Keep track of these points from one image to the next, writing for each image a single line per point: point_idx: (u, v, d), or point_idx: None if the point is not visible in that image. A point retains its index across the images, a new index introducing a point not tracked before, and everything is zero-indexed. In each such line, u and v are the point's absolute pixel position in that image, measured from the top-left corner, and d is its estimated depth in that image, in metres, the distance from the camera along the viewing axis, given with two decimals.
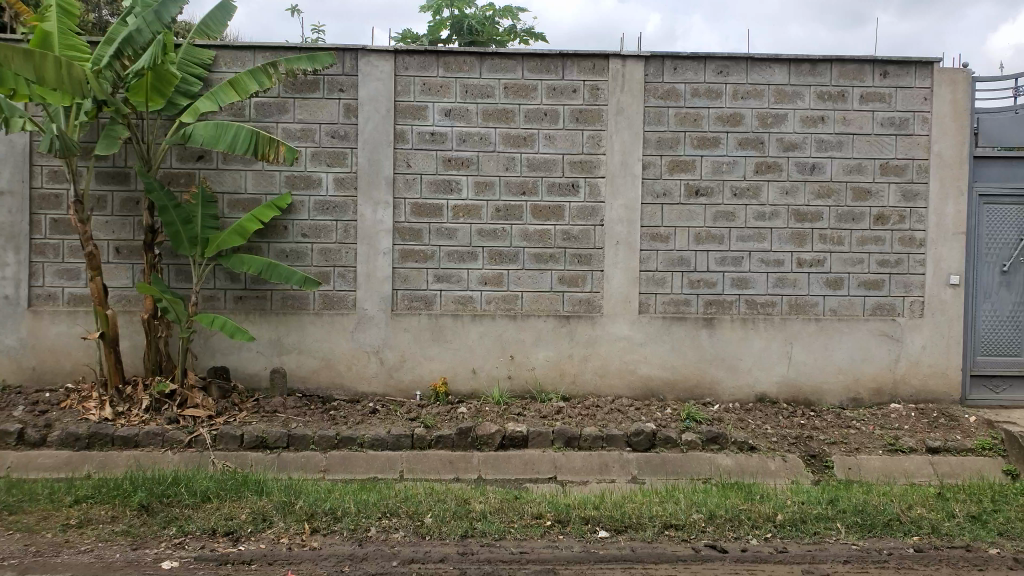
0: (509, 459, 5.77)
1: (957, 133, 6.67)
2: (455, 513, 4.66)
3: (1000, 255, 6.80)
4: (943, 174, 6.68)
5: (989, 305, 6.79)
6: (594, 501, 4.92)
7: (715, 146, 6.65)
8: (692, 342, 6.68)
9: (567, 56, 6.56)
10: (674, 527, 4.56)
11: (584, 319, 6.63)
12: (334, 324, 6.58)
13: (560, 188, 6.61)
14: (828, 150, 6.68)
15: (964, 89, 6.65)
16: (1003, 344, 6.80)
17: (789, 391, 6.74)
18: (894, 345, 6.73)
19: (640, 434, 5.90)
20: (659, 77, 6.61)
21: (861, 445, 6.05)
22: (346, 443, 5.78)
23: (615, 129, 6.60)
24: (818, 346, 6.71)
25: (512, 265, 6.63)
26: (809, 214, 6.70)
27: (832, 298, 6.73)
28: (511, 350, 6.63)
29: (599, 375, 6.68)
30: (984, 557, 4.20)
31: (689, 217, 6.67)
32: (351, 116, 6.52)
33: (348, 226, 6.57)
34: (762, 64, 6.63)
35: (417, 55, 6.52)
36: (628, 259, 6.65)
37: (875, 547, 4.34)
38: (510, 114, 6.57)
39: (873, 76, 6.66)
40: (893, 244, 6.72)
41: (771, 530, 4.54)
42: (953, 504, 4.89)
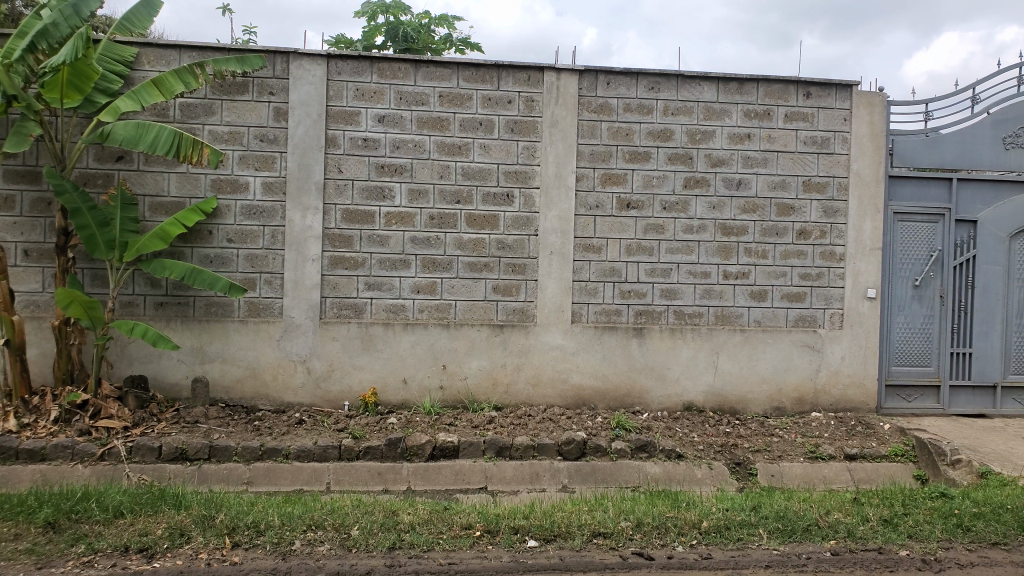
0: (439, 470, 5.73)
1: (873, 154, 6.97)
2: (383, 525, 4.60)
3: (913, 270, 7.11)
4: (860, 192, 6.97)
5: (902, 318, 7.10)
6: (524, 511, 4.93)
7: (647, 160, 6.78)
8: (623, 352, 6.77)
9: (503, 67, 6.60)
10: (602, 535, 4.60)
11: (518, 329, 6.65)
12: (260, 332, 6.43)
13: (495, 197, 6.63)
14: (754, 167, 6.89)
15: (881, 111, 6.96)
16: (915, 355, 7.12)
17: (715, 400, 6.89)
18: (815, 356, 6.97)
19: (571, 443, 5.94)
20: (592, 91, 6.71)
21: (783, 452, 6.23)
22: (271, 455, 5.64)
23: (550, 141, 6.66)
24: (743, 356, 6.90)
25: (446, 273, 6.59)
26: (736, 229, 6.89)
27: (757, 309, 6.93)
28: (443, 359, 6.59)
29: (531, 385, 6.70)
30: (895, 559, 4.38)
31: (621, 230, 6.78)
32: (281, 120, 6.40)
33: (276, 232, 6.43)
34: (692, 81, 6.80)
35: (350, 60, 6.44)
36: (562, 269, 6.70)
37: (795, 551, 4.47)
38: (444, 122, 6.55)
39: (797, 96, 6.91)
40: (815, 258, 6.97)
41: (696, 536, 4.63)
42: (868, 508, 5.08)
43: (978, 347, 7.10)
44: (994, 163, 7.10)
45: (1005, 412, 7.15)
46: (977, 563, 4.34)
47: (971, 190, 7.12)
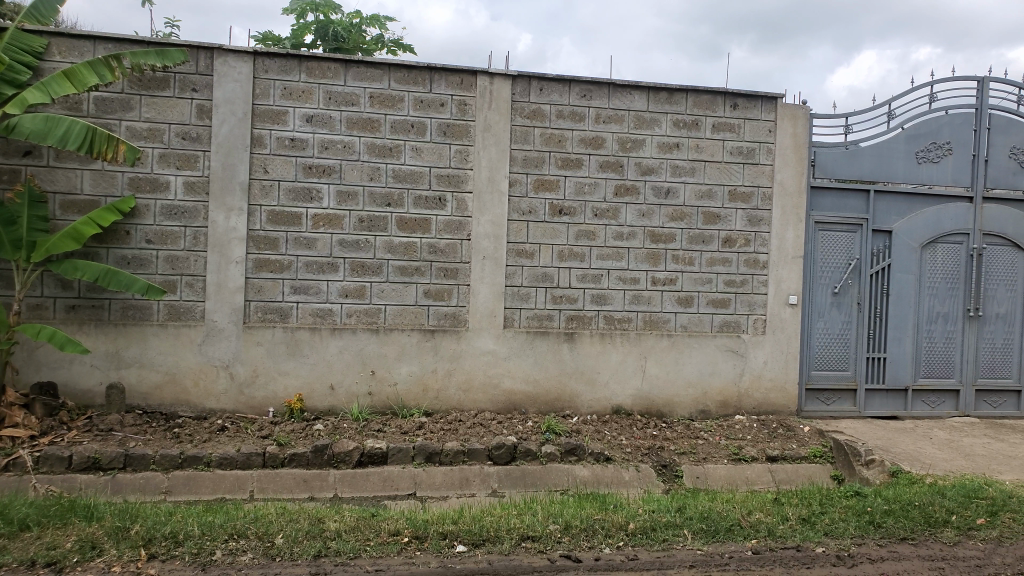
0: (368, 476, 5.65)
1: (796, 165, 7.22)
2: (309, 532, 4.51)
3: (832, 278, 7.40)
4: (783, 202, 7.21)
5: (822, 323, 7.37)
6: (452, 516, 4.91)
7: (578, 167, 6.86)
8: (553, 356, 6.82)
9: (435, 70, 6.57)
10: (530, 539, 4.62)
11: (449, 333, 6.63)
12: (181, 337, 6.23)
13: (426, 201, 6.59)
14: (682, 176, 7.05)
15: (803, 124, 7.22)
16: (833, 359, 7.40)
17: (643, 404, 7.01)
18: (739, 360, 7.17)
19: (501, 448, 5.94)
20: (525, 96, 6.75)
21: (708, 455, 6.39)
22: (191, 463, 5.47)
23: (483, 145, 6.67)
24: (670, 360, 7.04)
25: (375, 277, 6.52)
26: (664, 236, 7.04)
27: (683, 315, 7.09)
28: (372, 365, 6.51)
29: (462, 390, 6.68)
30: (811, 556, 4.54)
31: (552, 235, 6.83)
32: (204, 118, 6.22)
33: (198, 233, 6.25)
34: (623, 90, 6.91)
35: (278, 58, 6.31)
36: (494, 274, 6.71)
37: (718, 551, 4.58)
38: (375, 124, 6.49)
39: (724, 107, 7.10)
40: (739, 265, 7.18)
41: (623, 538, 4.69)
42: (787, 508, 5.25)
43: (892, 352, 7.44)
44: (907, 177, 7.46)
45: (915, 414, 7.51)
46: (887, 558, 4.53)
47: (887, 202, 7.45)
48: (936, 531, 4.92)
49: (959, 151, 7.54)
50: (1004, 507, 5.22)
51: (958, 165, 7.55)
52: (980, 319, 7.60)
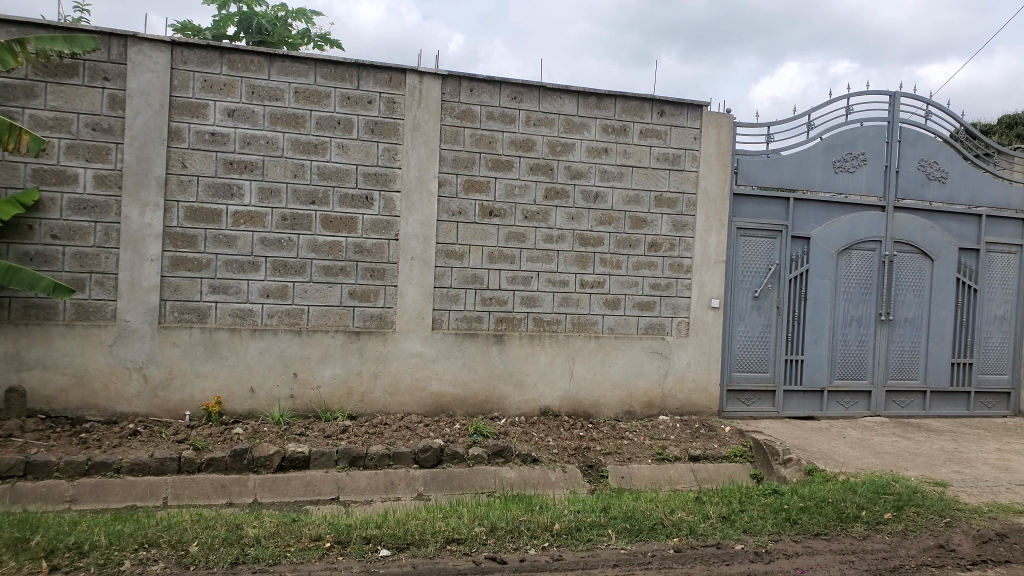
0: (289, 481, 5.52)
1: (720, 172, 7.41)
2: (225, 539, 4.36)
3: (753, 282, 7.62)
4: (707, 208, 7.38)
5: (743, 326, 7.58)
6: (376, 520, 4.84)
7: (509, 169, 6.86)
8: (482, 358, 6.80)
9: (363, 67, 6.47)
10: (455, 542, 4.59)
11: (375, 335, 6.53)
12: (89, 337, 5.95)
13: (353, 200, 6.48)
14: (610, 180, 7.14)
15: (727, 132, 7.42)
16: (753, 361, 7.62)
17: (570, 405, 7.06)
18: (664, 362, 7.31)
19: (428, 451, 5.89)
20: (455, 96, 6.71)
21: (633, 454, 6.48)
22: (99, 470, 5.23)
23: (412, 144, 6.60)
24: (597, 362, 7.11)
25: (298, 277, 6.37)
26: (592, 239, 7.11)
27: (610, 317, 7.18)
28: (294, 367, 6.36)
29: (389, 393, 6.59)
30: (730, 553, 4.65)
31: (482, 236, 6.81)
32: (116, 109, 5.97)
33: (109, 229, 5.98)
34: (553, 94, 6.95)
35: (198, 49, 6.10)
36: (423, 275, 6.65)
37: (641, 550, 4.65)
38: (300, 120, 6.34)
39: (651, 114, 7.23)
40: (664, 269, 7.31)
41: (548, 539, 4.71)
42: (708, 506, 5.38)
43: (809, 354, 7.71)
44: (824, 185, 7.75)
45: (830, 414, 7.81)
46: (801, 553, 4.68)
47: (805, 210, 7.72)
48: (847, 527, 5.11)
49: (873, 162, 7.89)
50: (910, 501, 5.47)
51: (872, 175, 7.89)
52: (890, 322, 7.96)
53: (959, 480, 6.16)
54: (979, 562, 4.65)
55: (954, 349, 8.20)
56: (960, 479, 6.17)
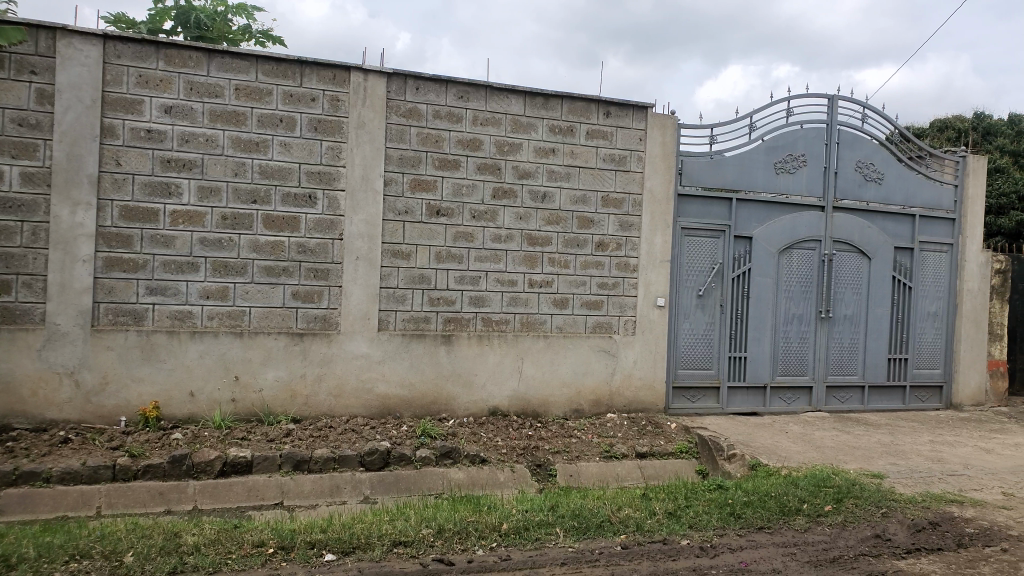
0: (231, 487, 5.39)
1: (665, 173, 7.50)
2: (163, 548, 4.23)
3: (697, 281, 7.73)
4: (653, 208, 7.47)
5: (688, 325, 7.70)
6: (321, 525, 4.76)
7: (456, 169, 6.82)
8: (429, 359, 6.75)
9: (306, 64, 6.36)
10: (402, 544, 4.54)
11: (319, 337, 6.43)
12: (16, 342, 5.72)
13: (295, 198, 6.36)
14: (558, 180, 7.16)
15: (671, 133, 7.52)
16: (698, 359, 7.74)
17: (519, 405, 7.06)
18: (611, 360, 7.36)
19: (374, 453, 5.82)
20: (401, 94, 6.65)
21: (581, 453, 6.51)
22: (27, 480, 5.03)
23: (356, 143, 6.51)
24: (546, 361, 7.13)
25: (239, 277, 6.23)
26: (540, 239, 7.12)
27: (558, 316, 7.21)
28: (236, 370, 6.22)
29: (334, 395, 6.49)
30: (676, 548, 4.71)
31: (429, 236, 6.76)
32: (45, 104, 5.75)
33: (37, 229, 5.76)
34: (499, 94, 6.94)
35: (132, 43, 5.92)
36: (368, 275, 6.57)
37: (589, 547, 4.67)
38: (241, 117, 6.20)
39: (597, 114, 7.28)
40: (611, 269, 7.38)
41: (496, 539, 4.70)
42: (655, 502, 5.43)
43: (752, 351, 7.87)
44: (766, 186, 7.92)
45: (773, 409, 7.98)
46: (745, 547, 4.77)
47: (748, 210, 7.88)
48: (789, 520, 5.22)
49: (812, 163, 8.09)
50: (849, 494, 5.62)
51: (811, 176, 8.09)
52: (829, 320, 8.17)
53: (895, 471, 6.35)
54: (913, 550, 4.80)
55: (890, 345, 8.47)
56: (896, 470, 6.37)
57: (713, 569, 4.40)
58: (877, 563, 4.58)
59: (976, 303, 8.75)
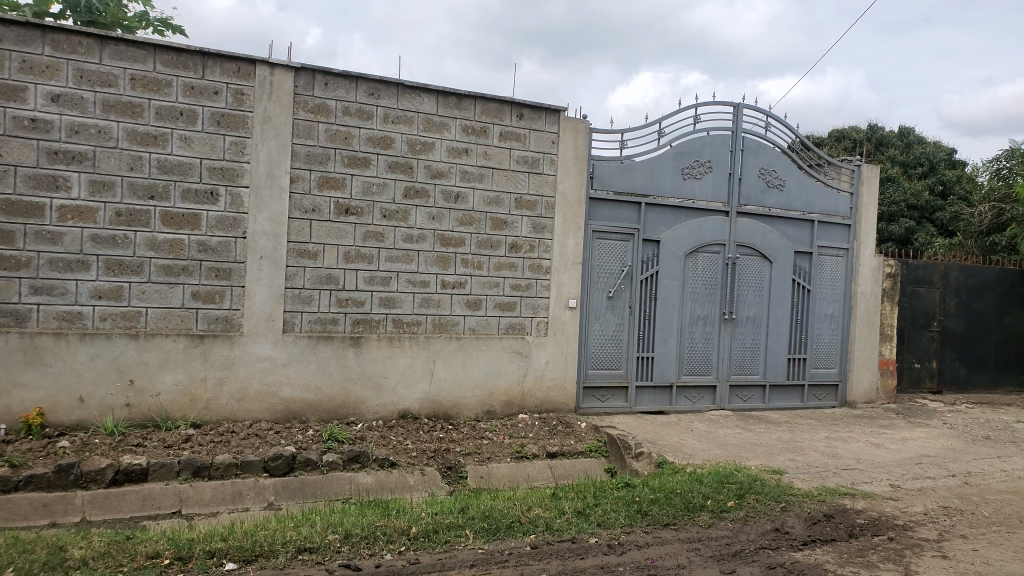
0: (123, 496, 5.13)
1: (577, 176, 7.61)
2: (47, 563, 3.99)
3: (607, 283, 7.88)
4: (565, 211, 7.56)
5: (598, 326, 7.83)
6: (221, 533, 4.59)
7: (366, 167, 6.71)
8: (337, 362, 6.61)
9: (209, 55, 6.14)
10: (308, 551, 4.43)
11: (220, 339, 6.20)
12: None
13: (196, 195, 6.12)
14: (471, 181, 7.15)
15: (583, 137, 7.63)
16: (608, 359, 7.89)
17: (430, 407, 7.00)
18: (523, 361, 7.40)
19: (278, 459, 5.67)
20: (309, 90, 6.49)
21: (492, 454, 6.51)
22: None
23: (262, 138, 6.32)
24: (458, 362, 7.10)
25: (135, 277, 5.94)
26: (454, 240, 7.09)
27: (471, 318, 7.20)
28: (130, 374, 5.93)
29: (236, 399, 6.28)
30: (585, 546, 4.77)
31: (338, 236, 6.63)
32: None
33: None
34: (411, 92, 6.88)
35: (16, 27, 5.57)
36: (273, 275, 6.39)
37: (498, 548, 4.67)
38: (137, 109, 5.92)
39: (511, 116, 7.31)
40: (524, 270, 7.42)
41: (405, 543, 4.64)
42: (564, 502, 5.49)
43: (659, 351, 8.07)
44: (673, 191, 8.14)
45: (678, 408, 8.21)
46: (651, 544, 4.87)
47: (656, 214, 8.08)
48: (694, 516, 5.37)
49: (717, 170, 8.37)
50: (750, 489, 5.83)
51: (717, 182, 8.37)
52: (733, 321, 8.47)
53: (793, 467, 6.64)
54: (809, 542, 5.02)
55: (789, 345, 8.84)
56: (794, 466, 6.65)
57: (620, 566, 4.48)
58: (775, 555, 4.77)
59: (868, 305, 9.24)
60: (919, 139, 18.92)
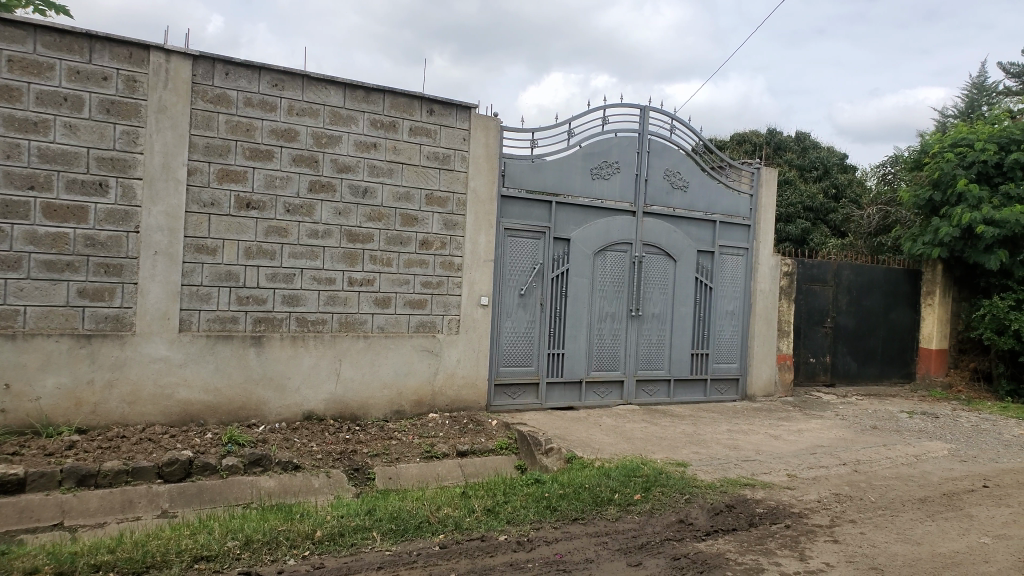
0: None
1: (488, 174, 7.58)
2: None
3: (518, 281, 7.89)
4: (476, 208, 7.53)
5: (509, 324, 7.84)
6: (108, 544, 4.32)
7: (269, 160, 6.48)
8: (237, 362, 6.36)
9: (97, 39, 5.79)
10: (204, 560, 4.23)
11: (110, 339, 5.86)
12: None
13: (82, 186, 5.76)
14: (379, 176, 7.01)
15: (494, 135, 7.62)
16: (518, 357, 7.90)
17: (336, 408, 6.83)
18: (433, 360, 7.32)
19: (173, 464, 5.39)
20: (208, 79, 6.21)
21: (401, 454, 6.41)
22: None
23: (156, 128, 6.01)
24: (366, 361, 6.96)
25: (12, 273, 5.54)
26: (361, 235, 6.94)
27: (380, 315, 7.07)
28: (7, 377, 5.52)
29: (128, 402, 5.95)
30: (494, 544, 4.75)
31: (239, 231, 6.38)
32: None
33: None
34: (317, 84, 6.68)
35: None
36: (168, 271, 6.08)
37: (406, 549, 4.59)
38: (15, 92, 5.51)
39: (421, 112, 7.21)
40: (435, 268, 7.35)
41: (309, 547, 4.50)
42: (474, 500, 5.46)
43: (569, 348, 8.16)
44: (583, 190, 8.24)
45: (587, 404, 8.32)
46: (560, 539, 4.90)
47: (566, 213, 8.15)
48: (602, 510, 5.44)
49: (625, 170, 8.52)
50: (656, 482, 5.96)
51: (625, 182, 8.52)
52: (640, 318, 8.65)
53: (696, 459, 6.82)
54: (711, 532, 5.16)
55: (693, 341, 9.11)
56: (698, 458, 6.84)
57: (530, 563, 4.48)
58: (679, 546, 4.89)
59: (767, 302, 9.62)
60: (814, 144, 19.86)
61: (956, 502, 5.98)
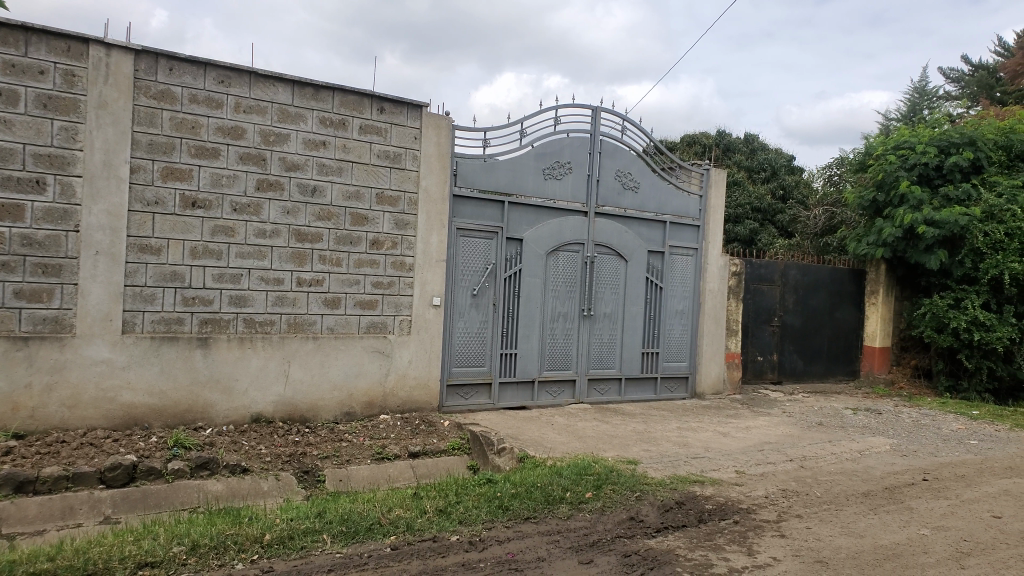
0: None
1: (439, 173, 7.58)
2: None
3: (471, 281, 7.90)
4: (427, 208, 7.52)
5: (461, 324, 7.84)
6: (48, 552, 4.21)
7: (215, 158, 6.37)
8: (183, 365, 6.24)
9: (33, 32, 5.62)
10: (148, 566, 4.14)
11: (49, 341, 5.69)
12: None
13: (19, 183, 5.58)
14: (329, 175, 6.95)
15: (446, 135, 7.62)
16: (471, 357, 7.92)
17: (285, 410, 6.74)
18: (384, 361, 7.29)
19: (116, 468, 5.27)
20: (151, 75, 6.08)
21: (351, 457, 6.36)
22: None
23: (96, 124, 5.86)
24: (315, 363, 6.89)
25: None
26: (311, 235, 6.87)
27: (330, 316, 7.01)
28: None
29: (67, 406, 5.78)
30: (446, 545, 4.75)
31: (184, 230, 6.26)
32: None
33: None
34: (265, 81, 6.60)
35: None
36: (110, 271, 5.94)
37: (357, 551, 4.57)
38: None
39: (371, 110, 7.17)
40: (386, 268, 7.31)
41: (258, 551, 4.44)
42: (425, 501, 5.45)
43: (521, 348, 8.20)
44: (535, 190, 8.29)
45: (539, 403, 8.38)
46: (512, 538, 4.94)
47: (519, 213, 8.19)
48: (554, 508, 5.49)
49: (577, 170, 8.61)
50: (607, 480, 6.03)
51: (576, 182, 8.61)
52: (591, 318, 8.74)
53: (647, 457, 6.93)
54: (661, 528, 5.25)
55: (644, 340, 9.24)
56: (648, 456, 6.95)
57: (482, 562, 4.51)
58: (630, 543, 4.96)
59: (715, 302, 9.81)
60: (762, 146, 20.27)
61: (896, 496, 6.20)
